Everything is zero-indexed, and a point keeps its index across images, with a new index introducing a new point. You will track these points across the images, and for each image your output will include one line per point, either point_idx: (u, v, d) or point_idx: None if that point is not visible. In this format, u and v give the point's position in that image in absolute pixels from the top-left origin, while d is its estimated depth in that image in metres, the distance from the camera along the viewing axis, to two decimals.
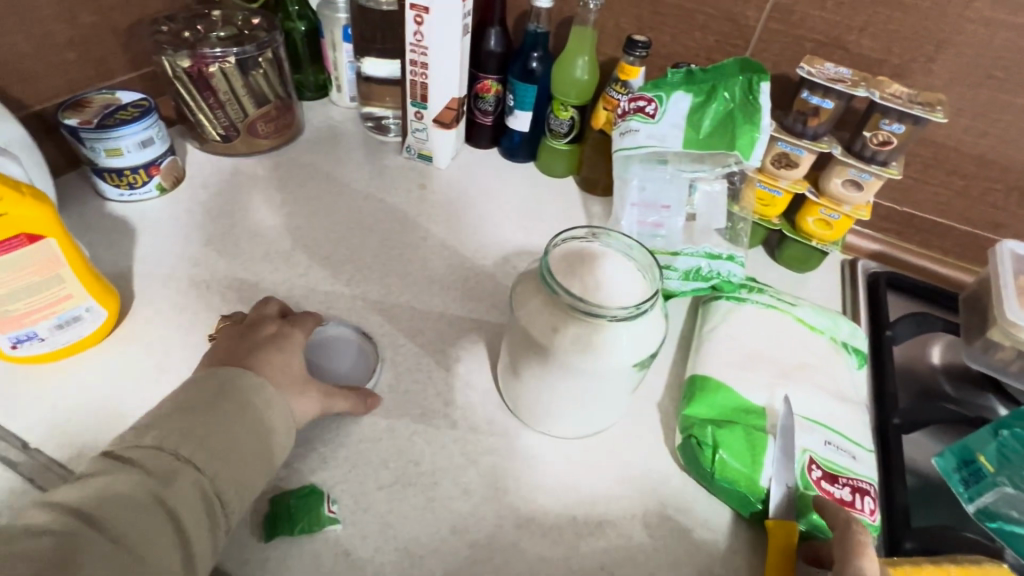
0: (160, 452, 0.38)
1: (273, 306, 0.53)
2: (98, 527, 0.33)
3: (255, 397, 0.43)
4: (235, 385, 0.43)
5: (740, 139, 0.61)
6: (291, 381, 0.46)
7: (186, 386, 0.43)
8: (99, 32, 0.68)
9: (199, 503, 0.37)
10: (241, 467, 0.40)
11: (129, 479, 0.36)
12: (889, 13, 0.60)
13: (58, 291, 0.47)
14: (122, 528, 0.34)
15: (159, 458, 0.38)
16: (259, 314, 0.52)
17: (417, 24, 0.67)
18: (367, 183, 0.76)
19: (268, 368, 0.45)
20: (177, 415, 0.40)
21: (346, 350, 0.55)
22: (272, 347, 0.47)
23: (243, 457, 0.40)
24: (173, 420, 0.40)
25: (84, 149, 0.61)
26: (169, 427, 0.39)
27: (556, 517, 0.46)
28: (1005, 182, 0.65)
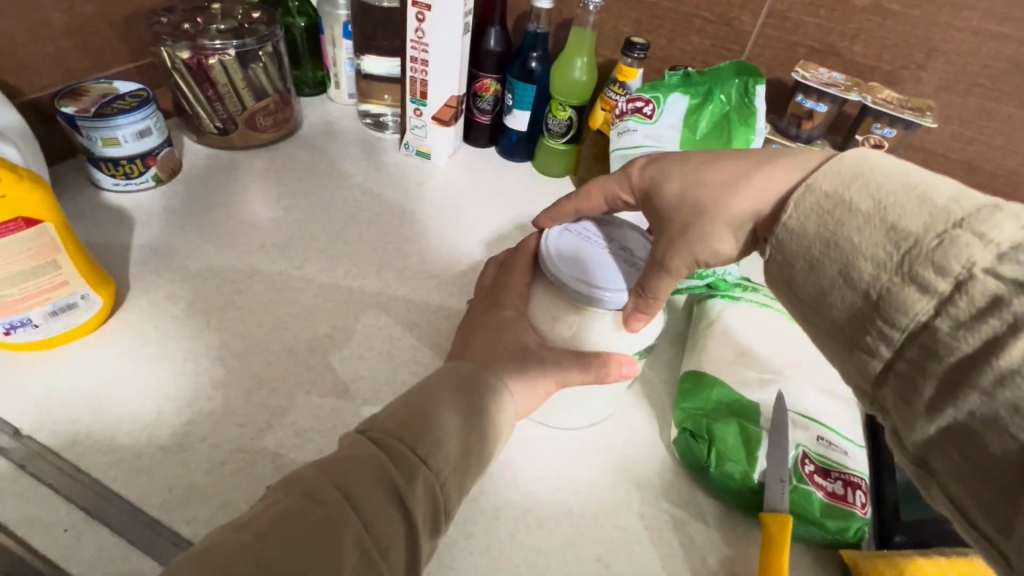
0: (394, 441, 0.35)
1: (493, 268, 0.54)
2: (352, 503, 0.31)
3: (486, 387, 0.42)
4: (436, 381, 0.41)
5: (736, 140, 0.62)
6: (513, 360, 0.44)
7: (393, 403, 0.38)
8: (97, 21, 0.67)
9: (431, 503, 0.34)
10: (463, 474, 0.37)
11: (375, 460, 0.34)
12: (879, 20, 0.62)
13: (53, 278, 0.47)
14: (373, 516, 0.32)
15: (374, 446, 0.35)
16: (485, 283, 0.53)
17: (418, 21, 0.68)
18: (366, 177, 0.76)
19: (481, 356, 0.45)
20: (391, 416, 0.37)
21: (589, 264, 0.46)
22: (501, 325, 0.47)
23: (469, 459, 0.38)
24: (394, 415, 0.37)
25: (79, 138, 0.61)
26: (388, 422, 0.36)
27: (553, 510, 0.46)
28: (991, 188, 0.67)
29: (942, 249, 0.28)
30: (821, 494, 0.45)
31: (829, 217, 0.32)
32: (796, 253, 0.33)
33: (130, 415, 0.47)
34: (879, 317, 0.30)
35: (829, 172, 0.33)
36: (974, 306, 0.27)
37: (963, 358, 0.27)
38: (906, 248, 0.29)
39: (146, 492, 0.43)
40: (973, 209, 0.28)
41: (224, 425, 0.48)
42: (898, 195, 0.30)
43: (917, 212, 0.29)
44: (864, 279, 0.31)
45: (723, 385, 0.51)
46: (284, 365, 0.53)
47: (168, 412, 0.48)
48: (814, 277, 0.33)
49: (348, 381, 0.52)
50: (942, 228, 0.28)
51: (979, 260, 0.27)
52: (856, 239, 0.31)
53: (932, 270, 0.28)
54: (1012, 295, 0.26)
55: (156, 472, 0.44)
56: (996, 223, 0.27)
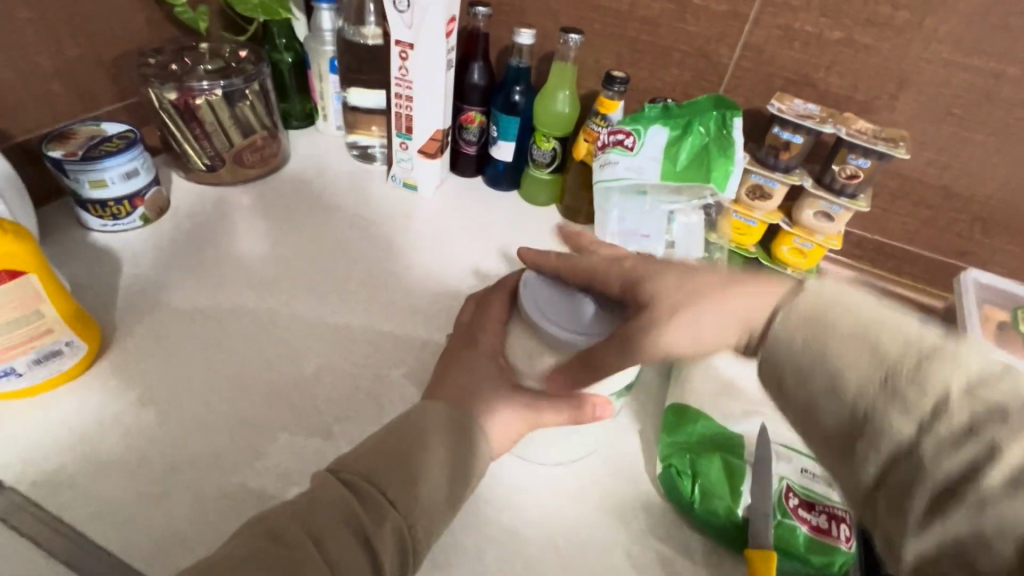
0: (366, 485, 0.38)
1: (471, 306, 0.54)
2: (318, 547, 0.34)
3: (454, 425, 0.43)
4: (410, 419, 0.43)
5: (715, 171, 0.64)
6: (481, 398, 0.45)
7: (367, 441, 0.41)
8: (86, 64, 0.68)
9: (400, 546, 0.37)
10: (433, 514, 0.39)
11: (338, 504, 0.36)
12: (852, 52, 0.63)
13: (38, 327, 0.47)
14: (340, 556, 0.34)
15: (342, 489, 0.37)
16: (462, 320, 0.54)
17: (401, 59, 0.69)
18: (353, 210, 0.77)
19: (452, 396, 0.46)
20: (363, 458, 0.39)
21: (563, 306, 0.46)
22: (472, 364, 0.48)
23: (439, 501, 0.39)
24: (366, 457, 0.39)
25: (68, 180, 0.62)
26: (360, 467, 0.39)
27: (539, 549, 0.46)
28: (968, 213, 0.68)
29: (919, 376, 0.32)
30: (805, 528, 0.45)
31: (816, 335, 0.36)
32: (786, 365, 0.37)
33: (115, 463, 0.47)
34: (869, 432, 0.33)
35: (806, 296, 0.37)
36: (952, 431, 0.31)
37: (946, 478, 0.31)
38: (886, 371, 0.33)
39: (128, 543, 0.43)
40: (939, 343, 0.33)
41: (208, 471, 0.48)
42: (874, 323, 0.35)
43: (894, 341, 0.34)
44: (853, 395, 0.34)
45: (704, 419, 0.51)
46: (269, 406, 0.53)
47: (152, 458, 0.48)
48: (804, 388, 0.36)
49: (334, 421, 0.52)
50: (916, 356, 0.33)
51: (952, 390, 0.32)
52: (844, 360, 0.35)
53: (913, 395, 0.32)
54: (981, 424, 0.31)
55: (139, 522, 0.44)
56: (962, 360, 0.32)
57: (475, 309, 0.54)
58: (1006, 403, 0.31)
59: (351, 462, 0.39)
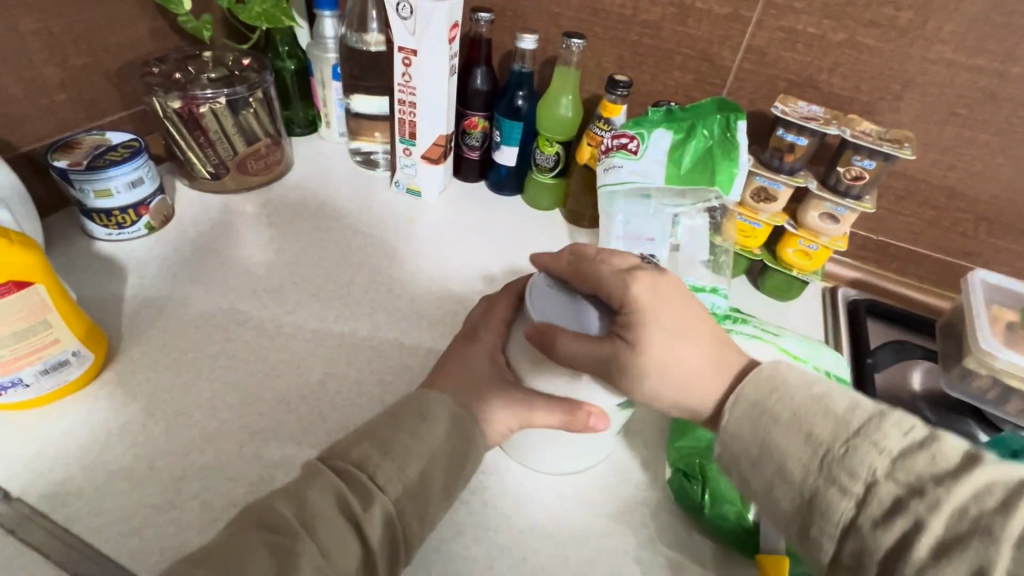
0: (358, 473, 0.38)
1: (482, 304, 0.53)
2: (309, 537, 0.35)
3: (451, 415, 0.43)
4: (407, 407, 0.43)
5: (719, 174, 0.64)
6: (475, 395, 0.45)
7: (361, 428, 0.41)
8: (90, 73, 0.69)
9: (388, 535, 0.37)
10: (423, 503, 0.39)
11: (332, 492, 0.37)
12: (855, 54, 0.63)
13: (45, 337, 0.47)
14: (332, 545, 0.35)
15: (335, 477, 0.38)
16: (472, 317, 0.53)
17: (405, 66, 0.69)
18: (357, 217, 0.77)
19: (453, 390, 0.46)
20: (359, 445, 0.40)
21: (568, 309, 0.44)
22: (475, 361, 0.48)
23: (431, 490, 0.40)
24: (361, 444, 0.40)
25: (73, 191, 0.62)
26: (353, 457, 0.39)
27: (549, 556, 0.46)
28: (974, 213, 0.68)
29: (850, 456, 0.35)
30: None
31: (759, 422, 0.39)
32: (741, 448, 0.39)
33: (121, 474, 0.47)
34: (816, 515, 0.35)
35: (752, 384, 0.40)
36: (884, 507, 0.33)
37: (887, 550, 0.33)
38: (823, 454, 0.36)
39: (137, 554, 0.42)
40: (865, 419, 0.36)
41: (216, 480, 0.47)
42: (807, 404, 0.38)
43: (826, 422, 0.37)
44: (798, 480, 0.36)
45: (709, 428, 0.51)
46: (275, 414, 0.53)
47: (159, 468, 0.48)
48: (759, 472, 0.38)
49: (341, 429, 0.52)
50: (846, 438, 0.36)
51: (878, 467, 0.34)
52: (786, 444, 0.37)
53: (847, 475, 0.35)
54: (907, 498, 0.33)
55: (147, 532, 0.44)
56: (884, 435, 0.35)
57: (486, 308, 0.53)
58: (920, 475, 0.33)
59: (343, 450, 0.39)
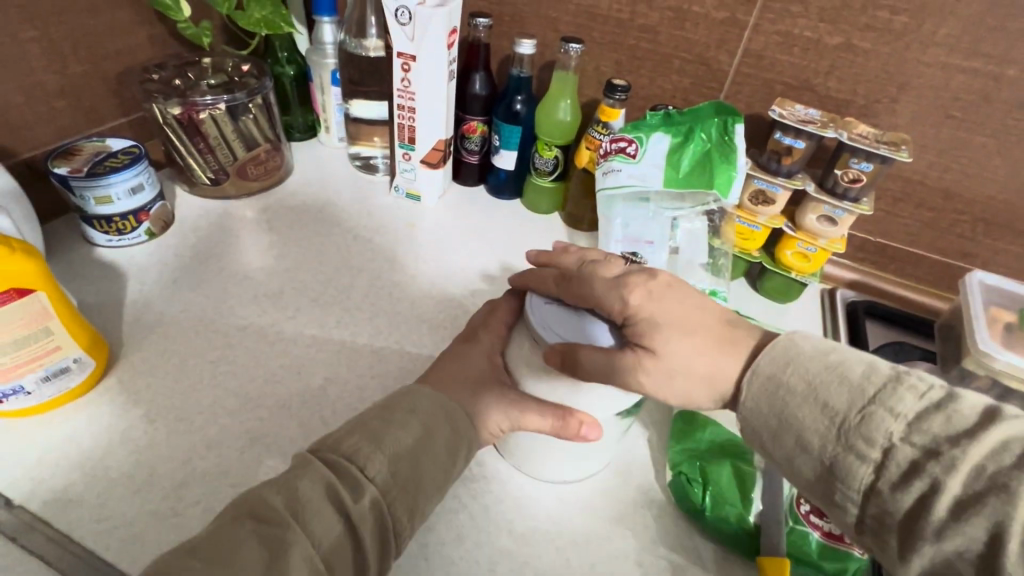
0: (348, 465, 0.38)
1: (484, 307, 0.54)
2: (299, 526, 0.35)
3: (441, 410, 0.43)
4: (399, 401, 0.43)
5: (718, 177, 0.64)
6: (466, 390, 0.46)
7: (353, 421, 0.41)
8: (90, 80, 0.69)
9: (377, 526, 0.37)
10: (413, 497, 0.39)
11: (322, 483, 0.36)
12: (852, 57, 0.64)
13: (46, 344, 0.47)
14: (322, 534, 0.35)
15: (325, 467, 0.38)
16: (475, 318, 0.53)
17: (404, 71, 0.70)
18: (357, 222, 0.77)
19: (446, 387, 0.46)
20: (350, 437, 0.40)
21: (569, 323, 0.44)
22: (471, 362, 0.48)
23: (421, 484, 0.40)
24: (352, 437, 0.40)
25: (73, 198, 0.62)
26: (344, 448, 0.39)
27: (551, 560, 0.46)
28: (971, 215, 0.68)
29: (867, 423, 0.33)
30: (818, 534, 0.45)
31: (776, 396, 0.37)
32: (760, 422, 0.38)
33: (122, 481, 0.47)
34: (837, 483, 0.34)
35: (767, 359, 0.38)
36: (901, 470, 0.32)
37: (906, 514, 0.31)
38: (839, 423, 0.34)
39: (139, 560, 0.42)
40: (881, 384, 0.34)
41: (217, 486, 0.47)
42: (820, 373, 0.36)
43: (841, 391, 0.35)
44: (816, 450, 0.35)
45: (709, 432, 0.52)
46: (276, 420, 0.53)
47: (160, 474, 0.48)
48: (777, 445, 0.37)
49: None
50: (862, 405, 0.34)
51: (895, 432, 0.33)
52: (802, 415, 0.36)
53: (863, 442, 0.33)
54: (924, 461, 0.31)
55: (149, 539, 0.44)
56: (900, 399, 0.33)
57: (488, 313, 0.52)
58: (937, 437, 0.32)
59: (334, 442, 0.39)
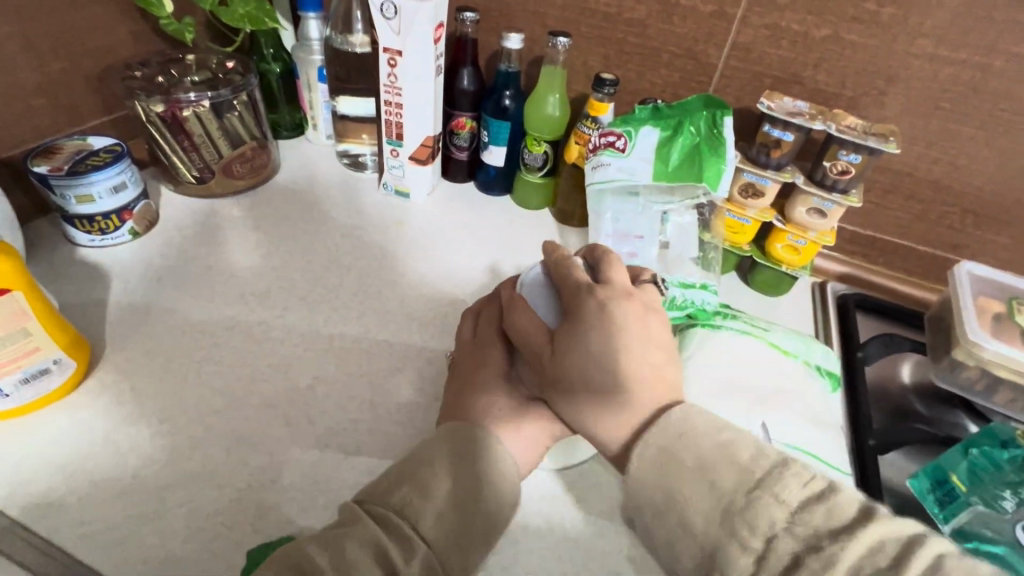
0: (399, 521, 0.37)
1: (469, 324, 0.54)
2: None
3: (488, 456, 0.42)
4: (441, 448, 0.42)
5: (707, 171, 0.64)
6: (485, 406, 0.46)
7: (394, 469, 0.41)
8: (70, 78, 0.68)
9: None
10: (464, 549, 0.38)
11: (368, 542, 0.35)
12: (840, 49, 0.64)
13: (25, 345, 0.46)
14: None
15: (377, 524, 0.37)
16: (463, 338, 0.53)
17: (390, 67, 0.69)
18: (346, 219, 0.77)
19: (463, 407, 0.46)
20: (397, 490, 0.39)
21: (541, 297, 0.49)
22: (482, 381, 0.48)
23: (472, 535, 0.39)
24: (400, 489, 0.39)
25: (54, 197, 0.61)
26: (394, 502, 0.38)
27: (542, 557, 0.46)
28: (960, 206, 0.68)
29: (750, 509, 0.34)
30: None
31: (665, 472, 0.37)
32: (645, 500, 0.38)
33: (104, 484, 0.46)
34: (716, 569, 0.34)
35: (659, 429, 0.38)
36: (781, 564, 0.32)
37: None
38: (725, 503, 0.35)
39: (122, 565, 0.42)
40: (768, 470, 0.35)
41: (202, 488, 0.47)
42: (713, 452, 0.37)
43: (729, 472, 0.36)
44: (699, 531, 0.35)
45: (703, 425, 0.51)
46: (262, 420, 0.52)
47: (144, 476, 0.47)
48: (660, 523, 0.37)
49: (330, 434, 0.52)
50: (749, 489, 0.35)
51: (777, 522, 0.33)
52: (687, 493, 0.36)
53: (746, 529, 0.34)
54: (805, 554, 0.32)
55: (132, 543, 0.43)
56: (784, 488, 0.34)
57: (474, 322, 0.54)
58: (813, 529, 0.33)
59: (379, 495, 0.39)
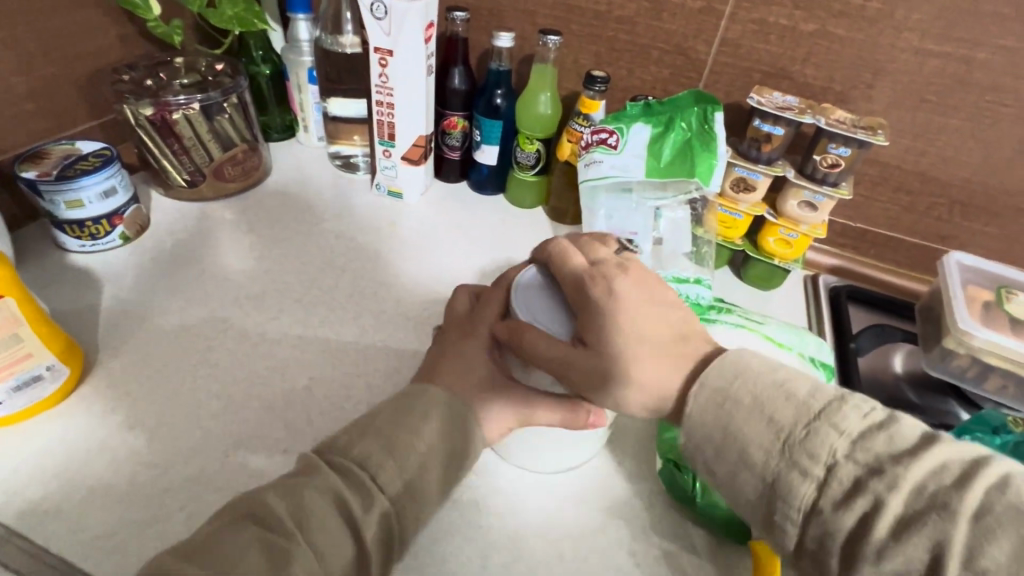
0: (359, 472, 0.37)
1: (466, 298, 0.53)
2: (303, 538, 0.34)
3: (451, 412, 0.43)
4: (410, 405, 0.42)
5: (699, 166, 0.64)
6: (477, 391, 0.45)
7: (360, 423, 0.41)
8: (57, 83, 0.67)
9: (385, 537, 0.37)
10: (420, 504, 0.39)
11: (328, 490, 0.36)
12: (827, 43, 0.64)
13: (17, 352, 0.46)
14: (325, 546, 0.34)
15: (338, 474, 0.37)
16: (458, 312, 0.52)
17: (381, 66, 0.69)
18: (339, 220, 0.76)
19: (449, 384, 0.45)
20: (361, 441, 0.39)
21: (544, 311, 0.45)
22: (467, 356, 0.47)
23: (429, 490, 0.40)
24: (365, 440, 0.39)
25: (42, 202, 0.60)
26: (355, 453, 0.38)
27: (544, 553, 0.46)
28: (948, 197, 0.69)
29: (811, 439, 0.34)
30: None
31: (722, 409, 0.38)
32: (704, 437, 0.38)
33: (101, 491, 0.46)
34: (779, 499, 0.35)
35: (716, 370, 0.39)
36: (844, 488, 0.33)
37: (848, 534, 0.32)
38: (784, 437, 0.35)
39: (120, 571, 0.41)
40: (826, 401, 0.36)
41: (200, 493, 0.46)
42: (770, 390, 0.37)
43: (788, 407, 0.36)
44: (760, 463, 0.36)
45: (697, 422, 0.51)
46: (259, 423, 0.52)
47: (140, 481, 0.46)
48: (721, 458, 0.37)
49: (328, 436, 0.51)
50: (808, 420, 0.35)
51: (838, 448, 0.34)
52: (746, 430, 0.37)
53: (807, 458, 0.34)
54: (867, 478, 0.33)
55: (130, 549, 0.42)
56: (844, 416, 0.35)
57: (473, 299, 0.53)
58: (879, 453, 0.33)
59: (342, 446, 0.39)
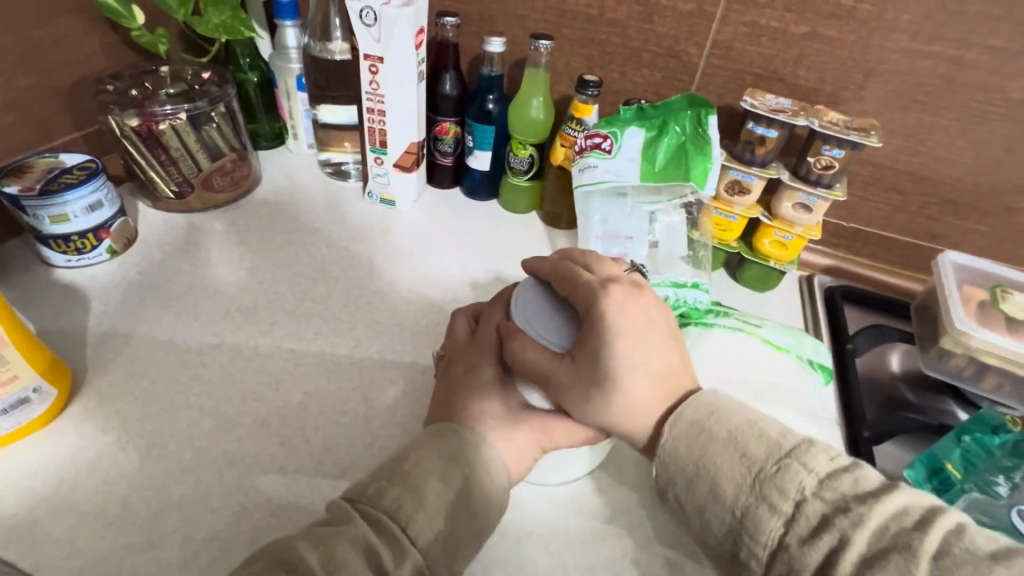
0: (389, 522, 0.37)
1: (464, 324, 0.52)
2: None
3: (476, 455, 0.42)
4: (434, 447, 0.42)
5: (694, 169, 0.64)
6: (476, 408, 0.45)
7: (385, 468, 0.40)
8: (39, 94, 0.65)
9: None
10: (452, 553, 0.38)
11: (356, 543, 0.36)
12: (818, 45, 0.64)
13: (2, 374, 0.45)
14: None
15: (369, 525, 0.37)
16: (455, 339, 0.52)
17: (372, 74, 0.68)
18: (331, 229, 0.75)
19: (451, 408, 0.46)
20: (389, 490, 0.39)
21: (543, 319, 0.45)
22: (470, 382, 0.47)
23: (461, 538, 0.39)
24: (395, 488, 0.39)
25: (26, 217, 0.59)
26: (384, 504, 0.38)
27: (547, 566, 0.45)
28: (939, 196, 0.69)
29: (781, 475, 0.37)
30: None
31: (696, 443, 0.40)
32: (677, 470, 0.40)
33: (91, 514, 0.44)
34: (745, 533, 0.37)
35: (692, 406, 0.42)
36: (809, 524, 0.35)
37: (813, 568, 0.34)
38: (755, 473, 0.38)
39: None
40: (797, 442, 0.39)
41: (194, 514, 0.45)
42: (744, 428, 0.40)
43: (760, 444, 0.39)
44: (729, 497, 0.38)
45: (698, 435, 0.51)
46: (254, 440, 0.51)
47: (132, 504, 0.45)
48: (692, 491, 0.40)
49: (325, 452, 0.50)
50: (779, 457, 0.38)
51: (806, 485, 0.36)
52: (719, 465, 0.39)
53: (776, 493, 0.37)
54: (832, 515, 0.35)
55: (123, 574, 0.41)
56: (812, 456, 0.38)
57: (470, 323, 0.53)
58: (842, 492, 0.36)
59: (371, 496, 0.38)
